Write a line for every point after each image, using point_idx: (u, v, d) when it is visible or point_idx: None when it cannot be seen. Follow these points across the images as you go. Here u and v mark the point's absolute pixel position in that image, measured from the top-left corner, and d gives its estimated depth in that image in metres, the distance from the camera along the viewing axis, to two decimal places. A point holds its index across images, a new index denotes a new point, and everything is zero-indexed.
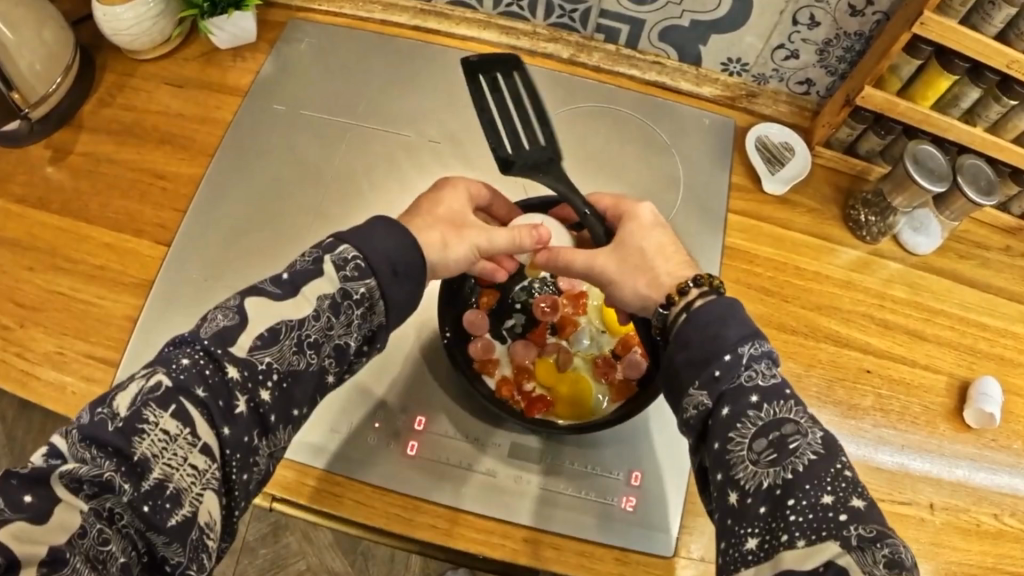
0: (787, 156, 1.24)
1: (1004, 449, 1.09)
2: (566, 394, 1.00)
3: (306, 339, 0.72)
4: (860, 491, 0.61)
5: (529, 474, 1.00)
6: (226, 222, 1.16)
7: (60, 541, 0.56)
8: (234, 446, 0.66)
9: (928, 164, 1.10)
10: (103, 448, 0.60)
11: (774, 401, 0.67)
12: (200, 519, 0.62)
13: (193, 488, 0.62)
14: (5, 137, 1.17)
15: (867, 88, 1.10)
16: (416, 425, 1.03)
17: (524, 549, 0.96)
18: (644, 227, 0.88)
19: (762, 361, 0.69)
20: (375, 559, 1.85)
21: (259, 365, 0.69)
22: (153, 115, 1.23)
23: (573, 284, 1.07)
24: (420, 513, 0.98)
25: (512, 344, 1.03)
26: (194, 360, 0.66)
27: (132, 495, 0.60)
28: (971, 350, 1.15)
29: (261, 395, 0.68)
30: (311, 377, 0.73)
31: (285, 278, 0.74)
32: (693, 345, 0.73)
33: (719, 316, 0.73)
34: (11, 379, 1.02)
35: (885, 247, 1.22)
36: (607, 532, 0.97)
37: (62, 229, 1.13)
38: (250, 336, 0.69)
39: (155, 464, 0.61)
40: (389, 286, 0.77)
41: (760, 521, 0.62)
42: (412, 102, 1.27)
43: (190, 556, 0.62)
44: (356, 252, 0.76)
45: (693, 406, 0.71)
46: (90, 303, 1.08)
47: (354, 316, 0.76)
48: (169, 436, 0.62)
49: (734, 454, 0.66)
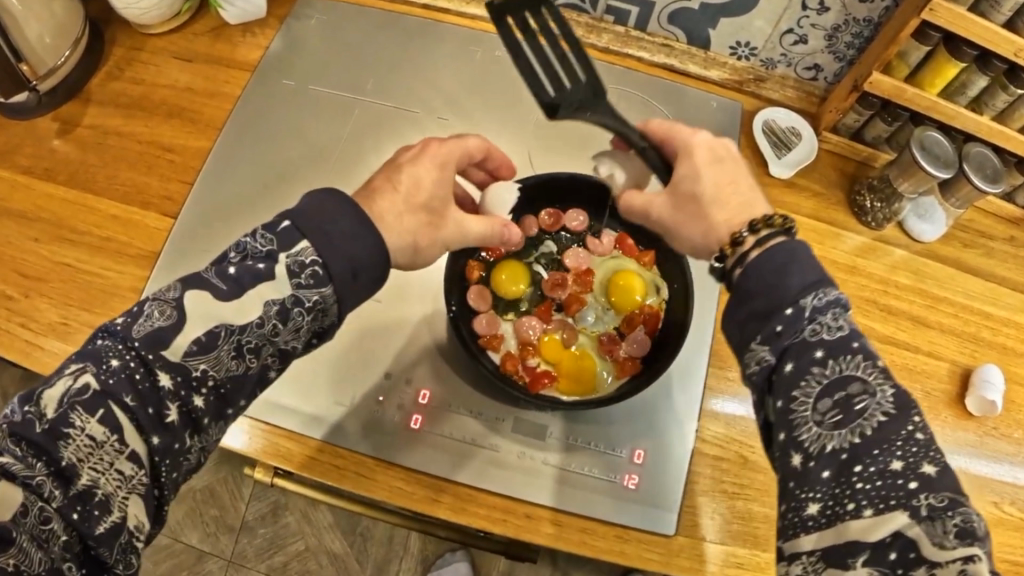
0: (794, 139, 1.24)
1: (1005, 438, 1.10)
2: (570, 370, 1.00)
3: (246, 345, 0.68)
4: (933, 454, 0.60)
5: (532, 450, 1.01)
6: (211, 203, 1.15)
7: (4, 518, 0.53)
8: (165, 453, 0.63)
9: (934, 151, 1.10)
10: (32, 446, 0.57)
11: (840, 357, 0.65)
12: (129, 523, 0.60)
13: (120, 494, 0.60)
14: (13, 109, 1.17)
15: (874, 73, 1.10)
16: (421, 399, 1.04)
17: (526, 525, 0.97)
18: (700, 166, 0.81)
19: (827, 313, 0.67)
20: (374, 540, 1.85)
21: (194, 371, 0.65)
22: (161, 89, 1.22)
23: (580, 262, 1.08)
24: (420, 487, 0.99)
25: (517, 321, 1.04)
26: (125, 363, 0.62)
27: (61, 502, 0.57)
28: (974, 338, 1.16)
29: (194, 402, 0.65)
30: (252, 378, 0.70)
31: (231, 274, 0.68)
32: (756, 297, 0.71)
33: (782, 263, 0.71)
34: (15, 348, 1.03)
35: (889, 233, 1.22)
36: (610, 510, 0.98)
37: (68, 201, 1.13)
38: (186, 340, 0.65)
39: (83, 469, 0.58)
40: (345, 293, 0.72)
41: (824, 486, 0.62)
42: (421, 81, 1.27)
43: (119, 559, 0.60)
44: (315, 258, 0.69)
45: (756, 361, 0.69)
46: (95, 274, 1.08)
47: (303, 322, 0.71)
48: (95, 442, 0.59)
49: (798, 415, 0.65)
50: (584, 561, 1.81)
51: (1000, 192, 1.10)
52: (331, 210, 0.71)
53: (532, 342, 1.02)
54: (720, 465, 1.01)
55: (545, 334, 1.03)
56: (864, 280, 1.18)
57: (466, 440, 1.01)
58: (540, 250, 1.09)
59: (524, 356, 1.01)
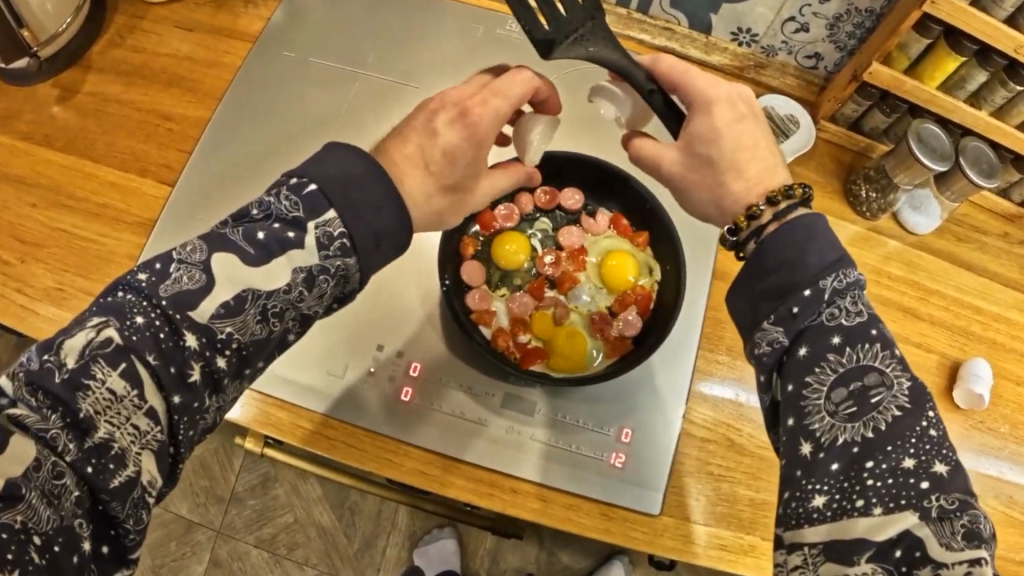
0: (793, 128, 1.23)
1: (990, 432, 1.12)
2: (561, 346, 1.01)
3: (271, 309, 0.68)
4: (944, 454, 0.62)
5: (521, 426, 1.02)
6: (214, 171, 1.15)
7: (16, 474, 0.54)
8: (182, 412, 0.64)
9: (931, 144, 1.11)
10: (49, 397, 0.58)
11: (858, 345, 0.67)
12: (142, 478, 0.61)
13: (134, 448, 0.60)
14: (13, 75, 1.16)
15: (874, 64, 1.10)
16: (411, 371, 1.05)
17: (512, 500, 0.99)
18: (721, 123, 0.79)
19: (846, 298, 0.69)
20: (363, 514, 1.87)
21: (219, 333, 0.65)
22: (162, 58, 1.22)
23: (574, 241, 1.08)
24: (408, 459, 1.00)
25: (509, 297, 1.05)
26: (150, 321, 0.62)
27: (76, 455, 0.58)
28: (964, 332, 1.18)
29: (217, 362, 0.66)
30: (272, 342, 0.70)
31: (259, 238, 0.68)
32: (770, 275, 0.73)
33: (799, 242, 0.72)
34: (10, 312, 1.03)
35: (883, 224, 1.24)
36: (595, 487, 1.00)
37: (67, 167, 1.13)
38: (213, 303, 0.65)
39: (101, 422, 0.59)
40: (368, 261, 0.72)
41: (830, 478, 0.63)
42: (422, 57, 1.26)
43: (130, 512, 0.60)
44: (343, 231, 0.70)
45: (768, 342, 0.71)
46: (92, 241, 1.08)
47: (327, 288, 0.71)
48: (115, 396, 0.59)
49: (811, 402, 0.66)
50: (571, 540, 1.84)
51: (995, 187, 1.11)
52: (358, 177, 0.72)
53: (523, 318, 1.04)
54: (706, 447, 1.03)
55: (536, 311, 1.04)
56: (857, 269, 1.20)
57: (456, 414, 1.03)
58: (536, 227, 1.10)
59: (515, 332, 1.03)
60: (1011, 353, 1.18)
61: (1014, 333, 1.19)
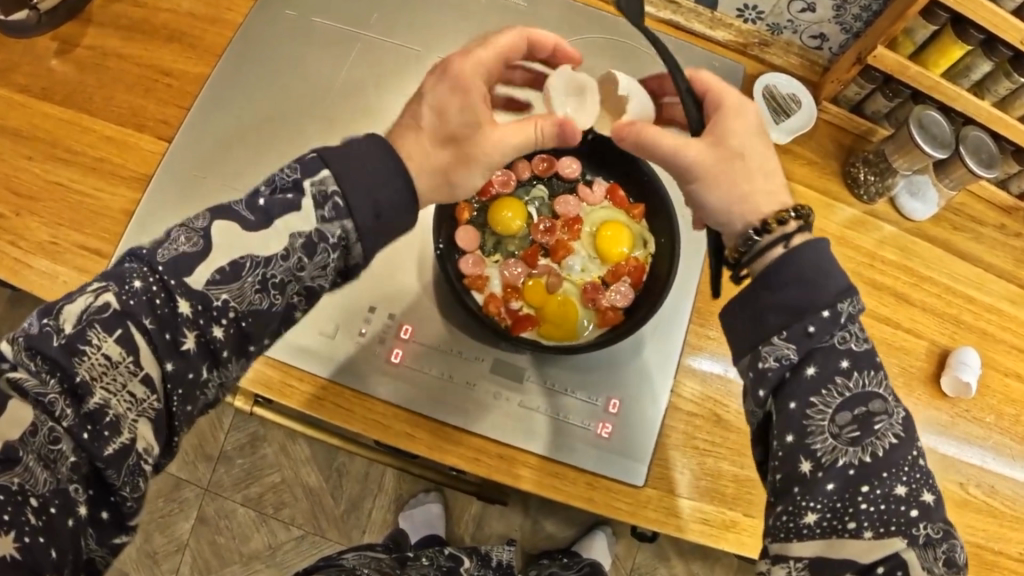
0: (794, 107, 1.24)
1: (976, 421, 1.15)
2: (553, 314, 1.02)
3: (271, 279, 0.68)
4: (930, 484, 0.67)
5: (508, 391, 1.03)
6: (211, 129, 1.14)
7: (13, 437, 0.55)
8: (178, 381, 0.64)
9: (932, 131, 1.11)
10: (46, 361, 0.58)
11: (865, 370, 0.69)
12: (137, 445, 0.61)
13: (129, 415, 0.61)
14: (10, 25, 1.14)
15: (879, 48, 1.10)
16: (402, 333, 1.05)
17: (498, 465, 1.01)
18: (750, 128, 0.80)
19: (855, 323, 0.70)
20: (350, 476, 1.89)
21: (216, 302, 0.65)
22: (163, 13, 1.19)
23: (569, 210, 1.08)
24: (396, 421, 1.01)
25: (503, 263, 1.05)
26: (147, 286, 0.62)
27: (72, 421, 0.58)
28: (955, 320, 1.20)
29: (213, 332, 0.65)
30: (274, 315, 0.69)
31: (260, 205, 0.69)
32: (787, 288, 0.71)
33: (824, 264, 0.71)
34: (3, 265, 1.03)
35: (880, 208, 1.24)
36: (579, 455, 1.01)
37: (63, 120, 1.11)
38: (210, 269, 0.65)
39: (95, 388, 0.59)
40: (368, 234, 0.72)
41: (825, 498, 0.66)
42: (425, 21, 1.24)
43: (126, 480, 0.61)
44: (338, 188, 0.70)
45: (776, 356, 0.70)
46: (87, 195, 1.07)
47: (329, 258, 0.71)
48: (110, 361, 0.60)
49: (813, 423, 0.68)
50: (556, 509, 1.87)
51: (993, 177, 1.12)
52: (372, 157, 0.72)
53: (516, 286, 1.03)
54: (694, 422, 1.04)
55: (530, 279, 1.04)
56: (851, 253, 1.21)
57: (446, 378, 1.03)
58: (532, 194, 1.09)
59: (508, 299, 1.02)
60: (997, 343, 1.20)
61: (1004, 325, 1.21)
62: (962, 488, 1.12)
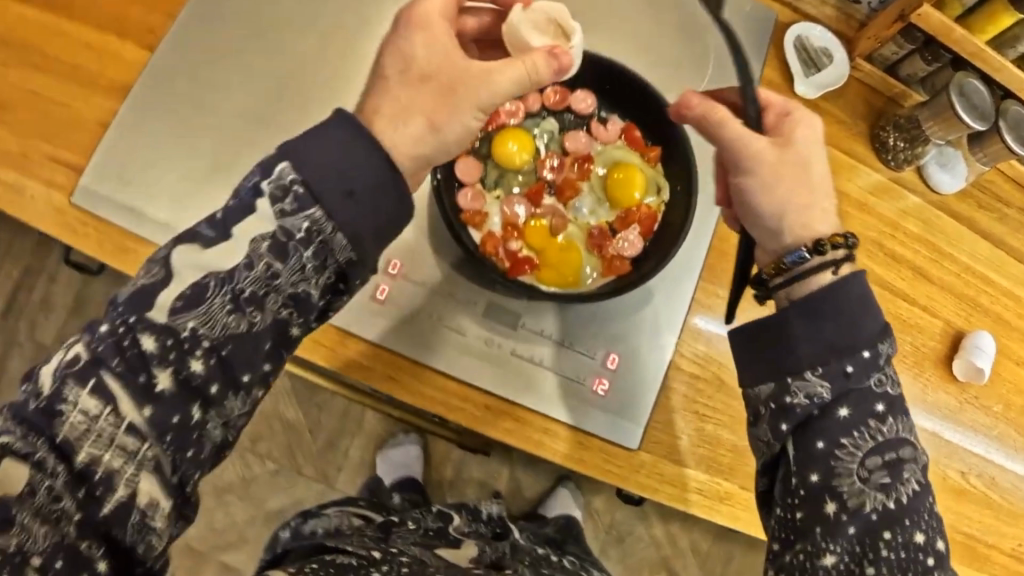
0: (825, 61, 1.13)
1: (984, 409, 1.11)
2: (554, 261, 0.94)
3: (241, 294, 0.60)
4: (942, 535, 0.68)
5: (500, 338, 0.97)
6: (199, 43, 1.04)
7: (15, 494, 0.50)
8: (168, 427, 0.57)
9: (973, 100, 1.04)
10: (29, 426, 0.53)
11: (895, 414, 0.68)
12: (140, 500, 0.55)
13: (127, 467, 0.55)
14: None
15: (926, 6, 1.00)
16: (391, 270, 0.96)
17: (485, 417, 0.95)
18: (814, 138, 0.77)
19: (889, 366, 0.70)
20: (329, 412, 1.83)
21: (183, 332, 0.58)
22: None
23: (580, 147, 0.99)
24: (379, 363, 0.94)
25: (505, 200, 0.97)
26: (113, 329, 0.56)
27: (65, 481, 0.53)
28: (972, 303, 1.14)
29: (192, 365, 0.58)
30: (265, 333, 0.61)
31: (218, 217, 0.61)
32: (828, 328, 0.69)
33: (863, 300, 0.70)
34: None
35: (907, 177, 1.16)
36: (571, 413, 0.96)
37: (31, 16, 1.00)
38: (172, 296, 0.58)
39: (82, 444, 0.54)
40: (339, 212, 0.61)
41: (847, 541, 0.65)
42: None
43: (137, 538, 0.56)
44: (296, 177, 0.61)
45: (807, 392, 0.68)
46: (63, 105, 0.99)
47: (305, 258, 0.61)
48: (90, 416, 0.54)
49: (843, 464, 0.67)
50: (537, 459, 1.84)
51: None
52: (352, 146, 0.62)
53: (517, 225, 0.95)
54: (695, 385, 0.99)
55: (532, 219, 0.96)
56: (872, 219, 1.14)
57: (435, 319, 0.96)
58: (542, 127, 0.99)
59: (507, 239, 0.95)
60: (1008, 328, 1.16)
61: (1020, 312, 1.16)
62: (962, 477, 1.09)
